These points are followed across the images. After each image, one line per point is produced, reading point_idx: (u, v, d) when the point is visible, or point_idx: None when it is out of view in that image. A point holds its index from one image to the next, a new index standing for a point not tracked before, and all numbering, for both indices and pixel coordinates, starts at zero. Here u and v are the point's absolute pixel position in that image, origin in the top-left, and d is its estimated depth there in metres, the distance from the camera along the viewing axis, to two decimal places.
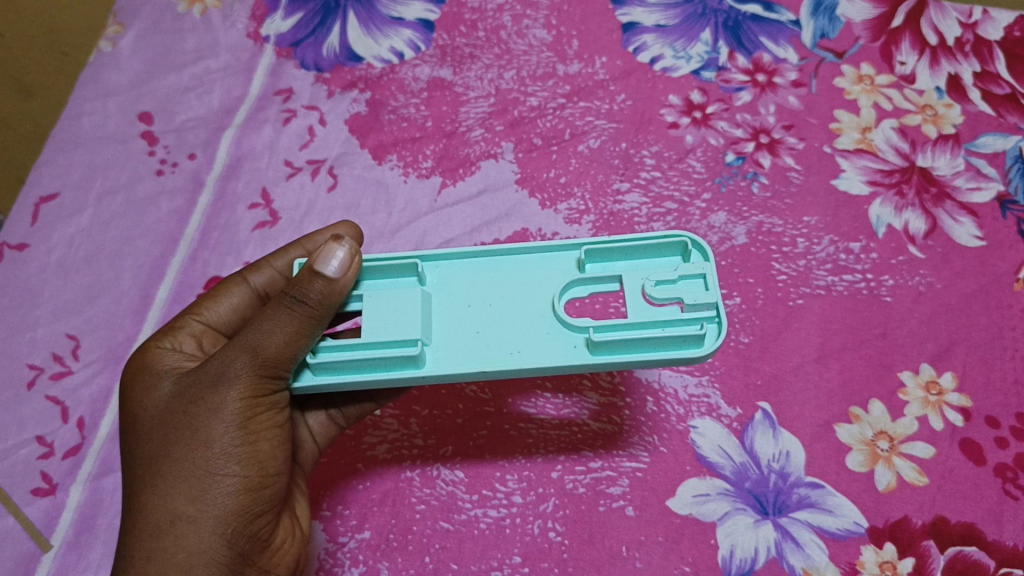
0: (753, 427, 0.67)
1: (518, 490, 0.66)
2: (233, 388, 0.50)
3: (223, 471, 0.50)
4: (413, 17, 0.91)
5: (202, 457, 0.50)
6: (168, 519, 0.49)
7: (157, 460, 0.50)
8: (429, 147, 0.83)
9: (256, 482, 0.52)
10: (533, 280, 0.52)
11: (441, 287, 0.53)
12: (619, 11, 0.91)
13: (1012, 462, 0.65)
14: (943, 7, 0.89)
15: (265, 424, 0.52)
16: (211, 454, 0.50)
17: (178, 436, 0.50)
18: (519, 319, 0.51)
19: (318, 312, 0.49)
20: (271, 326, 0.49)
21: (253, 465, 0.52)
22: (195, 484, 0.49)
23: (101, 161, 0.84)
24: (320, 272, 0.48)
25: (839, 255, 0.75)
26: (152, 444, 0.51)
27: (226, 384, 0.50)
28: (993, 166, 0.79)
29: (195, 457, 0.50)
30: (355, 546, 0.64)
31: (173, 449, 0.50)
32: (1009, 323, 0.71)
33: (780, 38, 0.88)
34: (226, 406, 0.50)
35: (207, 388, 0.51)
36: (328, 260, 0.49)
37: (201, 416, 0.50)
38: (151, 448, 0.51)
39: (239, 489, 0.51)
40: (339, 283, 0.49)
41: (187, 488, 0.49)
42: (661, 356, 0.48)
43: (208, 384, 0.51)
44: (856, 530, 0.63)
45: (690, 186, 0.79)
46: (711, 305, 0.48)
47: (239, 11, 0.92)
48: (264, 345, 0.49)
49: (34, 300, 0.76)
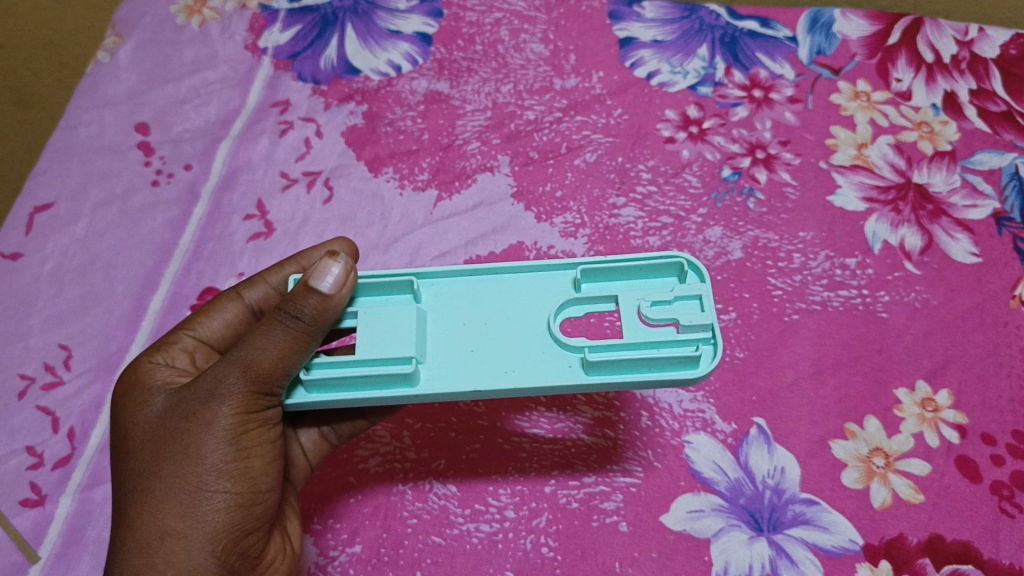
0: (748, 443, 0.67)
1: (511, 505, 0.65)
2: (226, 404, 0.50)
3: (214, 487, 0.50)
4: (411, 30, 0.92)
5: (193, 473, 0.49)
6: (158, 536, 0.49)
7: (148, 476, 0.50)
8: (425, 160, 0.83)
9: (248, 498, 0.51)
10: (528, 300, 0.52)
11: (436, 305, 0.52)
12: (616, 26, 0.91)
13: (1009, 480, 0.64)
14: (939, 25, 0.89)
15: (257, 440, 0.52)
16: (202, 470, 0.50)
17: (169, 453, 0.50)
18: (513, 338, 0.50)
19: (312, 328, 0.48)
20: (264, 341, 0.49)
21: (245, 482, 0.51)
22: (186, 500, 0.49)
23: (97, 171, 0.84)
24: (315, 288, 0.48)
25: (835, 271, 0.74)
26: (142, 458, 0.51)
27: (217, 400, 0.50)
28: (989, 183, 0.79)
29: (186, 473, 0.49)
30: (346, 560, 0.63)
31: (164, 465, 0.50)
32: (1005, 339, 0.71)
33: (777, 54, 0.88)
34: (218, 422, 0.50)
35: (199, 404, 0.50)
36: (323, 277, 0.48)
37: (193, 431, 0.50)
38: (141, 464, 0.51)
39: (230, 505, 0.50)
40: (334, 299, 0.49)
41: (177, 504, 0.49)
42: (654, 378, 0.47)
43: (199, 400, 0.50)
44: (852, 548, 0.62)
45: (686, 201, 0.79)
46: (707, 326, 0.48)
47: (238, 23, 0.93)
48: (257, 361, 0.48)
49: (27, 310, 0.76)
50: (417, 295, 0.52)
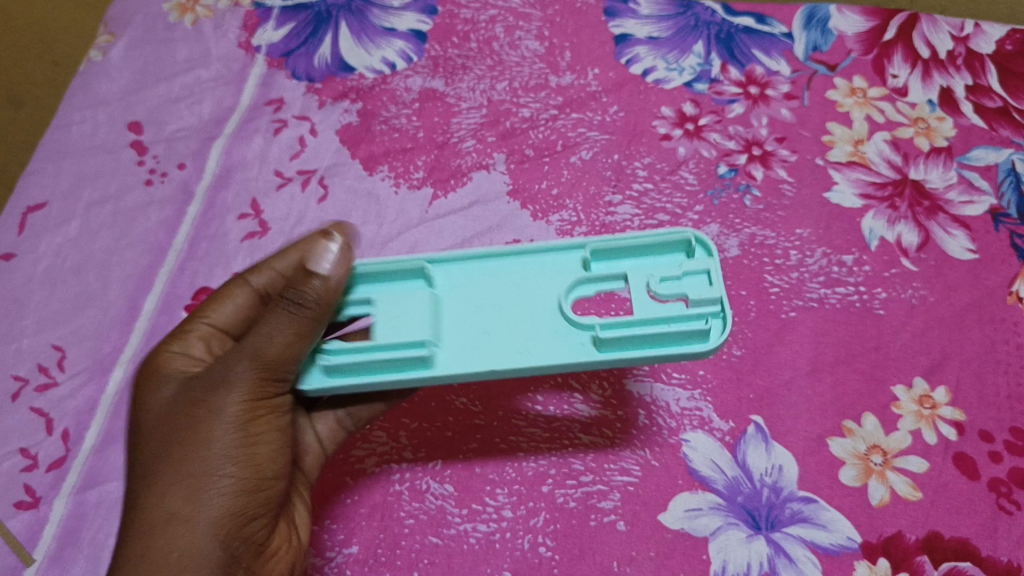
0: (745, 441, 0.66)
1: (508, 504, 0.65)
2: (234, 390, 0.51)
3: (220, 472, 0.51)
4: (405, 27, 0.91)
5: (201, 458, 0.51)
6: (164, 519, 0.50)
7: (159, 462, 0.51)
8: (420, 158, 0.82)
9: (253, 484, 0.52)
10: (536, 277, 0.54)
11: (447, 291, 0.54)
12: (611, 23, 0.91)
13: (1006, 477, 0.64)
14: (935, 21, 0.89)
15: (266, 426, 0.53)
16: (209, 455, 0.51)
17: (178, 437, 0.51)
18: (523, 314, 0.53)
19: (316, 314, 0.49)
20: (269, 328, 0.50)
21: (250, 467, 0.52)
22: (192, 485, 0.50)
23: (89, 171, 0.83)
24: (316, 274, 0.49)
25: (831, 268, 0.74)
26: (151, 445, 0.52)
27: (226, 387, 0.51)
28: (985, 179, 0.79)
29: (194, 458, 0.50)
30: (343, 560, 0.63)
31: (172, 450, 0.51)
32: (1002, 336, 0.71)
33: (773, 51, 0.88)
34: (227, 408, 0.51)
35: (208, 391, 0.51)
36: (323, 262, 0.49)
37: (202, 417, 0.51)
38: (150, 450, 0.52)
39: (236, 490, 0.51)
40: (334, 283, 0.50)
41: (183, 488, 0.50)
42: (660, 352, 0.50)
43: (208, 387, 0.51)
44: (850, 546, 0.62)
45: (682, 198, 0.79)
46: (713, 299, 0.50)
47: (231, 21, 0.93)
48: (263, 347, 0.50)
49: (20, 311, 0.76)
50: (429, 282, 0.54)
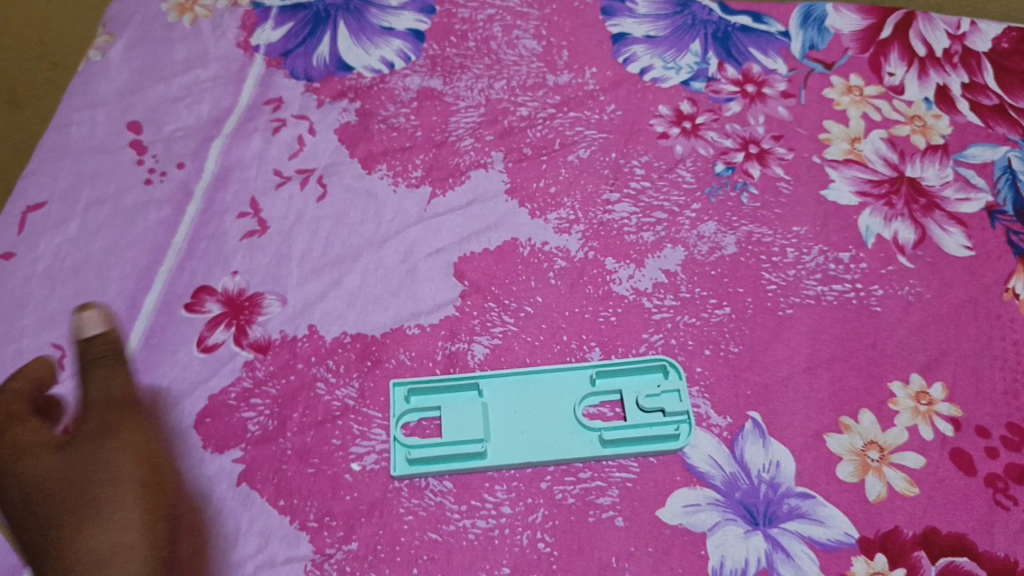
0: (743, 437, 0.67)
1: (507, 501, 0.65)
2: (114, 435, 0.63)
3: (144, 502, 0.61)
4: (403, 27, 0.92)
5: (122, 494, 0.61)
6: (110, 550, 0.59)
7: (79, 512, 0.60)
8: (418, 157, 0.83)
9: (166, 510, 0.63)
10: (563, 361, 0.71)
11: (496, 396, 0.70)
12: (608, 22, 0.91)
13: (1003, 472, 0.65)
14: (931, 19, 0.90)
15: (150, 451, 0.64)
16: (126, 489, 0.61)
17: (98, 482, 0.61)
18: (553, 389, 0.70)
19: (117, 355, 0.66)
20: (102, 378, 0.65)
21: (160, 493, 0.63)
22: (117, 519, 0.59)
23: (89, 171, 0.83)
24: (89, 335, 0.65)
25: (828, 265, 0.75)
26: (69, 502, 0.60)
27: (112, 435, 0.62)
28: (981, 176, 0.79)
29: (117, 493, 0.60)
30: (342, 557, 0.63)
31: (99, 494, 0.60)
32: (999, 332, 0.71)
33: (769, 49, 0.88)
34: (111, 450, 0.62)
35: (93, 440, 0.62)
36: (88, 324, 0.65)
37: (99, 462, 0.61)
38: (69, 504, 0.60)
39: (160, 515, 0.62)
40: (106, 334, 0.66)
41: (116, 524, 0.59)
42: (654, 449, 0.66)
43: (89, 437, 0.62)
44: (847, 541, 0.62)
45: (680, 196, 0.79)
46: (684, 412, 0.68)
47: (230, 21, 0.93)
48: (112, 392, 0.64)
49: (20, 310, 0.76)
50: (481, 390, 0.70)
